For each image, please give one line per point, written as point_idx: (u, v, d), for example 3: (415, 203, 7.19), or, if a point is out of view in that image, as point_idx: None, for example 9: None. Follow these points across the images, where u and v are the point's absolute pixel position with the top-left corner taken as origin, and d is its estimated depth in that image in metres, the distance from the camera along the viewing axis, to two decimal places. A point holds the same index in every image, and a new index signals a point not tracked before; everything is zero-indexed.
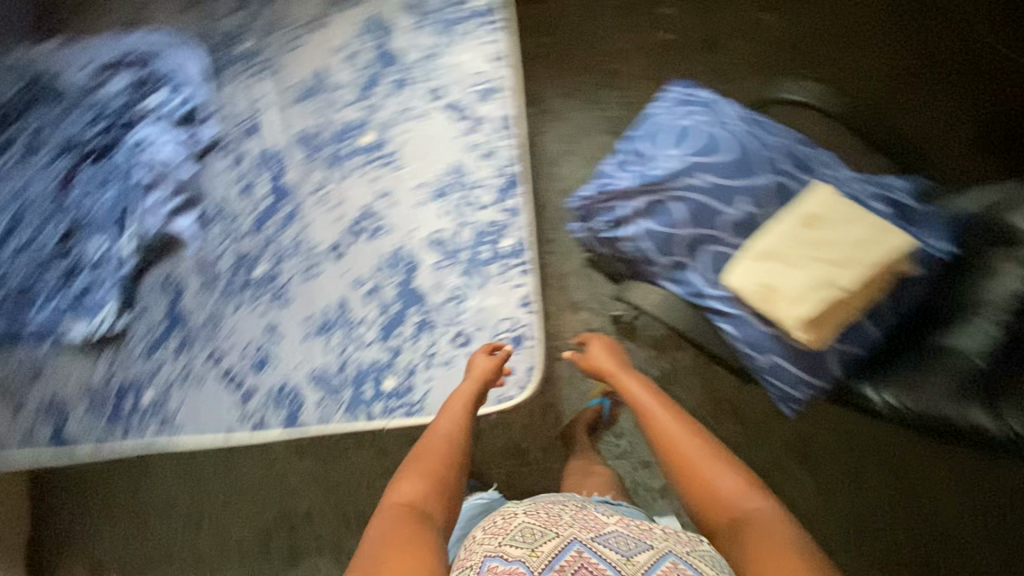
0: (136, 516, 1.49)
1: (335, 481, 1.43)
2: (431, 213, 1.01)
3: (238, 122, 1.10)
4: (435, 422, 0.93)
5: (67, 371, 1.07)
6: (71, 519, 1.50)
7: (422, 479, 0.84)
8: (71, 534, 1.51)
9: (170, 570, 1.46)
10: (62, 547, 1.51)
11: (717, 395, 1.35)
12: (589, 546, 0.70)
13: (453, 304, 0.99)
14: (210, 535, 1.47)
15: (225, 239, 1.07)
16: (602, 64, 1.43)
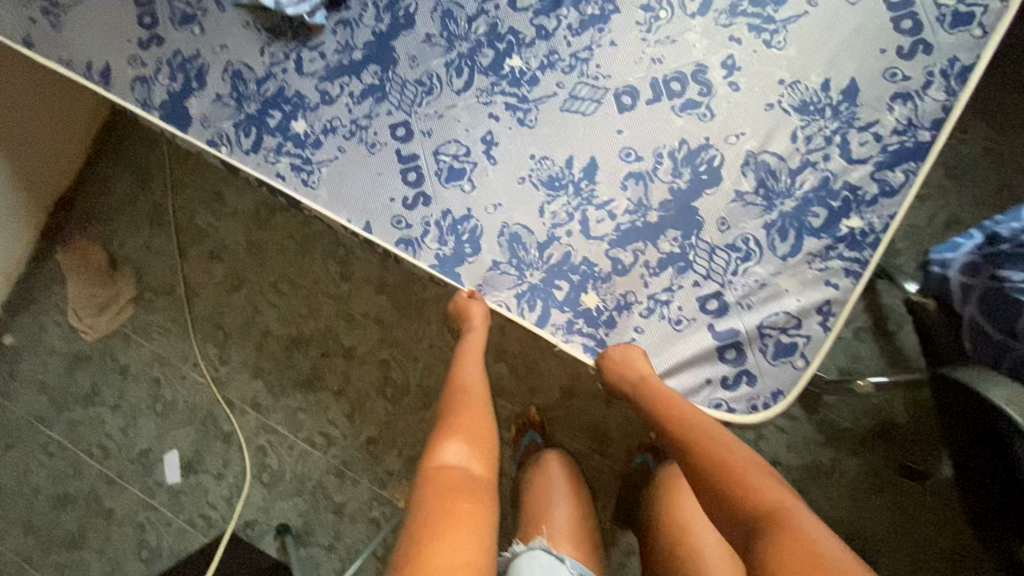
0: (187, 234, 1.31)
1: (398, 339, 1.22)
2: (776, 125, 0.69)
3: None
4: (464, 396, 0.75)
5: (228, 37, 0.82)
6: (121, 197, 1.33)
7: (469, 445, 0.67)
8: (111, 210, 1.34)
9: (188, 309, 1.29)
10: (99, 214, 1.34)
11: (855, 529, 1.05)
12: None
13: (730, 257, 0.69)
14: (242, 302, 1.29)
15: (494, 1, 0.78)
16: (996, 91, 1.06)
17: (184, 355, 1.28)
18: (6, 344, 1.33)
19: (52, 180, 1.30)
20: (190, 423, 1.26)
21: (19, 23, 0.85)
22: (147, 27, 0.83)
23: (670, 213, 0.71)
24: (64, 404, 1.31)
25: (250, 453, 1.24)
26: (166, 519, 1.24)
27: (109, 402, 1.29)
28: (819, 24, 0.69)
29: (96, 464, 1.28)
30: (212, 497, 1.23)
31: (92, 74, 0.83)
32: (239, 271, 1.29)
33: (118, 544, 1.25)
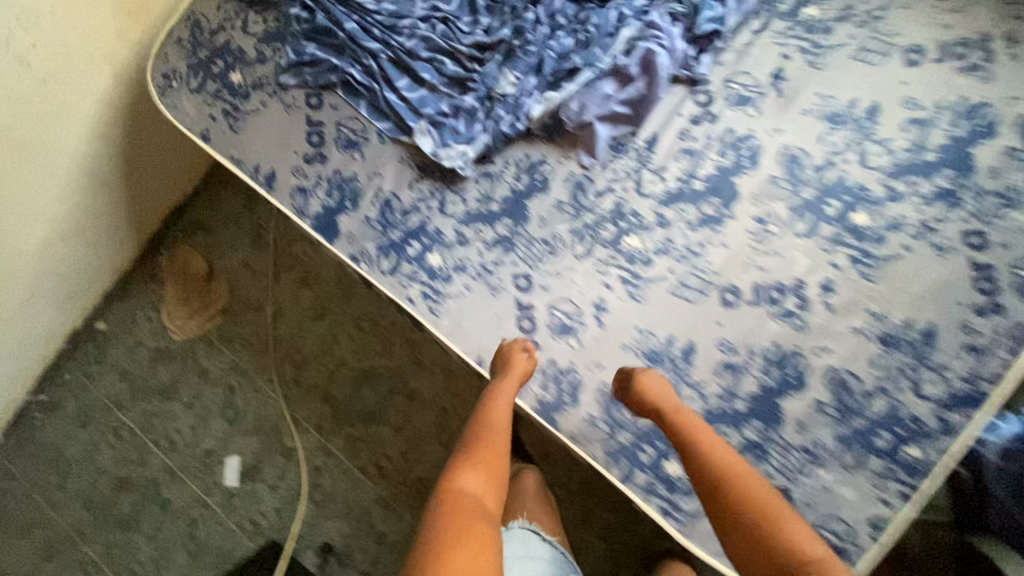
0: (282, 262, 1.36)
1: (461, 391, 1.28)
2: (861, 349, 0.79)
3: (740, 84, 0.87)
4: (493, 436, 0.73)
5: (383, 169, 0.93)
6: (225, 218, 1.39)
7: (485, 477, 0.66)
8: (213, 229, 1.39)
9: (269, 334, 1.35)
10: (203, 226, 1.39)
11: None
12: None
13: (801, 456, 0.79)
14: (321, 335, 1.34)
15: (626, 184, 0.88)
16: None
17: (260, 370, 1.34)
18: (97, 329, 1.39)
19: (170, 192, 1.34)
20: (256, 433, 1.32)
21: (199, 118, 0.95)
22: (314, 144, 0.93)
23: (755, 407, 0.80)
24: (141, 394, 1.37)
25: (306, 471, 1.29)
26: (217, 519, 1.30)
27: (184, 399, 1.36)
28: (909, 269, 0.79)
29: (161, 456, 1.35)
30: (264, 505, 1.30)
31: (258, 175, 0.94)
32: (324, 302, 1.35)
33: (168, 533, 1.31)
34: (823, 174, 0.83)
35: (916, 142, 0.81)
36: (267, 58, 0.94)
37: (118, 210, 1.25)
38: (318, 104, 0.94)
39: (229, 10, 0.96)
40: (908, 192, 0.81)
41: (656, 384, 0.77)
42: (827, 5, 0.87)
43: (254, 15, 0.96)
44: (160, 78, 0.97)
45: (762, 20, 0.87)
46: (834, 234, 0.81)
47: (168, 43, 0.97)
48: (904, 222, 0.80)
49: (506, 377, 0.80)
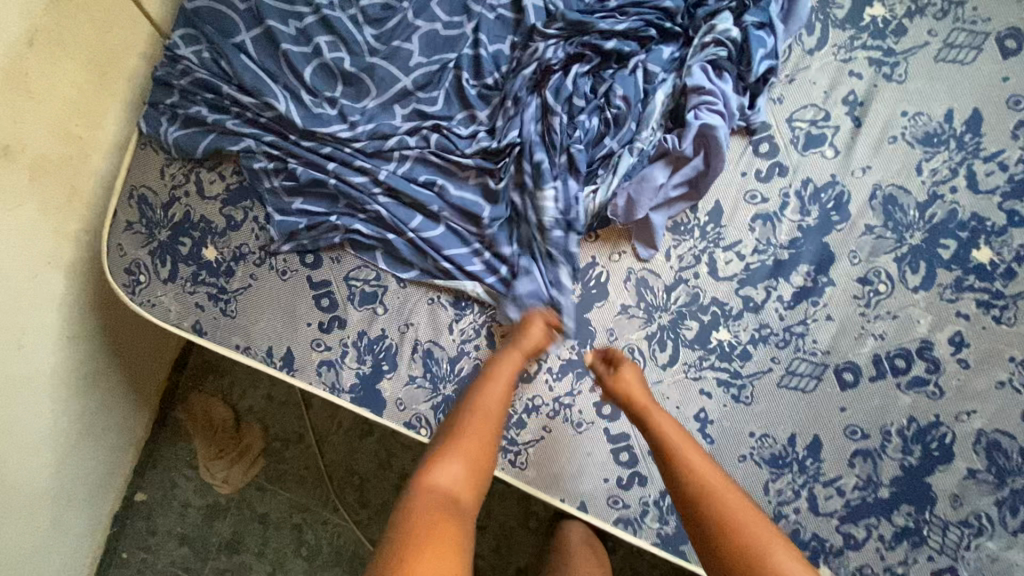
0: None
1: None
2: (1012, 403, 0.70)
3: (805, 121, 0.73)
4: (480, 422, 0.64)
5: (412, 316, 0.79)
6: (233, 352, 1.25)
7: (468, 475, 0.60)
8: (224, 367, 1.26)
9: (318, 462, 1.25)
10: (212, 369, 1.26)
11: None
12: None
13: (967, 534, 0.70)
14: (374, 450, 1.24)
15: (698, 268, 0.75)
16: None
17: (321, 501, 1.25)
18: (137, 501, 1.29)
19: (166, 345, 1.20)
20: (337, 565, 1.25)
21: (184, 309, 0.81)
22: (326, 308, 0.79)
23: (903, 490, 0.71)
24: (206, 554, 1.28)
25: None
26: None
27: (253, 548, 1.27)
28: None
29: None
30: None
31: (272, 358, 0.80)
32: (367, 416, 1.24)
33: None
34: (928, 211, 0.70)
35: None
36: (241, 221, 0.79)
37: (123, 388, 1.11)
38: (316, 260, 0.79)
39: (178, 173, 0.79)
40: None
41: (634, 370, 0.71)
42: (892, 0, 0.72)
43: (209, 172, 0.79)
44: (122, 273, 0.81)
45: (812, 39, 0.73)
46: (956, 280, 0.69)
47: (117, 229, 0.81)
48: None
49: (509, 351, 0.71)
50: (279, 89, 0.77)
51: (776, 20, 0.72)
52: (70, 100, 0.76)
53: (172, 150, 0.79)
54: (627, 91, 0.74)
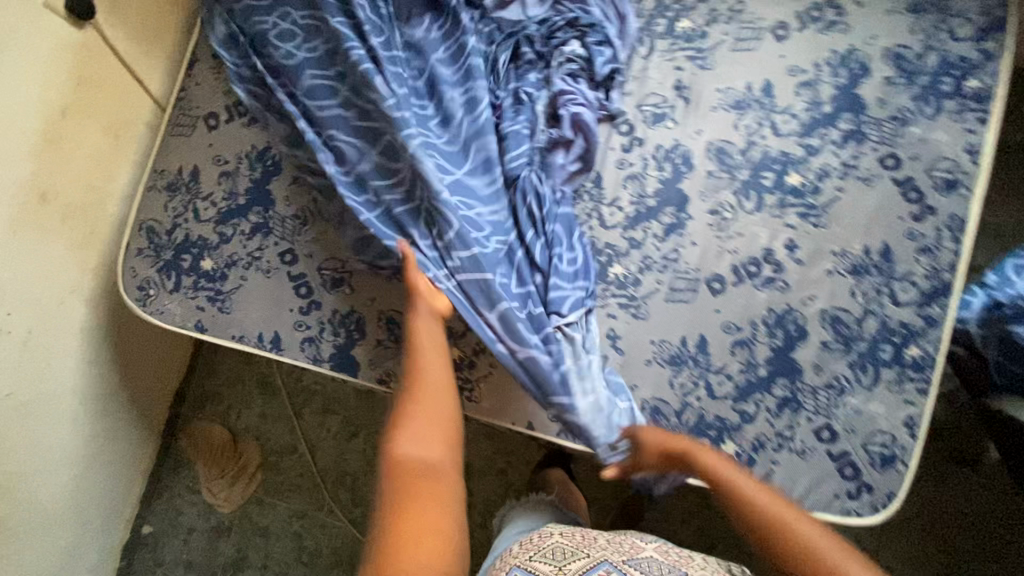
0: (298, 397, 1.39)
1: (511, 448, 1.32)
2: (842, 286, 0.90)
3: (649, 104, 0.98)
4: (421, 391, 0.82)
5: (374, 292, 0.98)
6: (227, 379, 1.40)
7: (425, 436, 0.77)
8: (220, 394, 1.40)
9: (313, 469, 1.37)
10: (209, 397, 1.40)
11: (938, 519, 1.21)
12: (618, 567, 0.75)
13: (831, 394, 0.88)
14: (362, 450, 1.37)
15: (591, 222, 0.97)
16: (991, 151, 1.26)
17: (318, 506, 1.36)
18: (146, 534, 1.38)
19: (166, 379, 1.35)
20: (338, 566, 1.33)
21: (188, 312, 0.99)
22: (304, 295, 0.98)
23: (776, 367, 0.90)
24: None
25: None
26: None
27: (257, 564, 1.36)
28: (851, 205, 0.91)
29: None
30: None
31: (263, 342, 0.98)
32: (352, 419, 1.38)
33: None
34: (749, 154, 0.94)
35: (812, 101, 0.93)
36: (231, 236, 0.99)
37: (130, 417, 1.25)
38: (292, 258, 0.99)
39: (177, 205, 1.00)
40: (821, 143, 0.92)
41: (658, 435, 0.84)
42: (696, 15, 1.00)
43: (202, 201, 1.00)
44: (136, 290, 1.00)
45: (644, 47, 1.00)
46: (779, 200, 0.92)
47: (129, 256, 1.00)
48: (830, 169, 0.92)
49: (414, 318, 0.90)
50: (254, 132, 1.01)
51: (615, 38, 0.99)
52: (91, 158, 0.98)
53: (172, 188, 1.00)
54: (515, 100, 0.99)
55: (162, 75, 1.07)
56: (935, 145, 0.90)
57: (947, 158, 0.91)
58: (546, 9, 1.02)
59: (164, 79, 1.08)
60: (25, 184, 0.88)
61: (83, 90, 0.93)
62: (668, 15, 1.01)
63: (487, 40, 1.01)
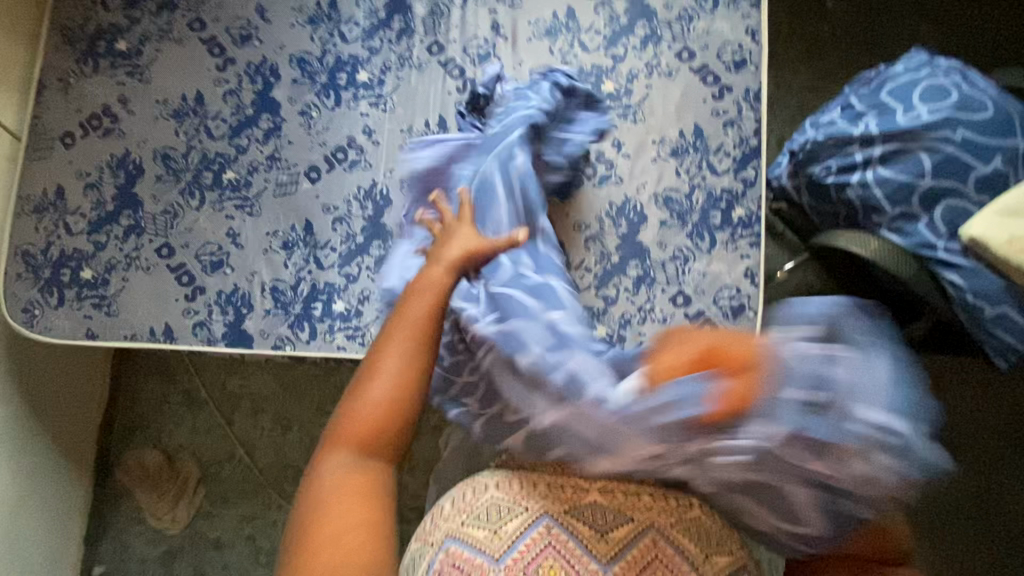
0: (226, 404, 1.41)
1: None
2: (668, 167, 1.00)
3: (472, 47, 1.08)
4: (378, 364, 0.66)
5: (254, 266, 1.03)
6: (151, 403, 1.41)
7: (384, 407, 0.64)
8: (146, 419, 1.41)
9: (254, 470, 1.39)
10: (138, 425, 1.41)
11: None
12: (560, 521, 0.62)
13: (678, 263, 0.98)
14: (298, 439, 1.40)
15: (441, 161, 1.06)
16: (806, 41, 1.40)
17: (266, 505, 1.38)
18: (97, 575, 1.37)
19: (86, 413, 1.35)
20: None
21: (76, 323, 1.01)
22: (187, 283, 1.02)
23: (626, 251, 0.99)
24: None
25: None
26: None
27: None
28: (660, 98, 1.02)
29: None
30: None
31: (156, 335, 1.01)
32: (284, 413, 1.41)
33: None
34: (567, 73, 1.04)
35: (610, 16, 1.05)
36: (106, 243, 1.03)
37: (50, 455, 1.25)
38: (170, 250, 1.03)
39: (48, 224, 1.04)
40: (625, 50, 1.04)
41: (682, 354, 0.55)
42: None
43: (72, 216, 1.04)
44: (21, 314, 1.02)
45: None
46: (599, 106, 1.02)
47: (9, 282, 1.03)
48: (636, 71, 1.03)
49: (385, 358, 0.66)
50: (113, 143, 1.06)
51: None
52: None
53: (40, 210, 1.04)
54: (353, 69, 1.09)
55: (16, 109, 1.11)
56: (719, 34, 1.03)
57: (731, 43, 1.03)
58: None
59: (19, 112, 1.11)
60: None
61: None
62: None
63: (317, 20, 1.10)
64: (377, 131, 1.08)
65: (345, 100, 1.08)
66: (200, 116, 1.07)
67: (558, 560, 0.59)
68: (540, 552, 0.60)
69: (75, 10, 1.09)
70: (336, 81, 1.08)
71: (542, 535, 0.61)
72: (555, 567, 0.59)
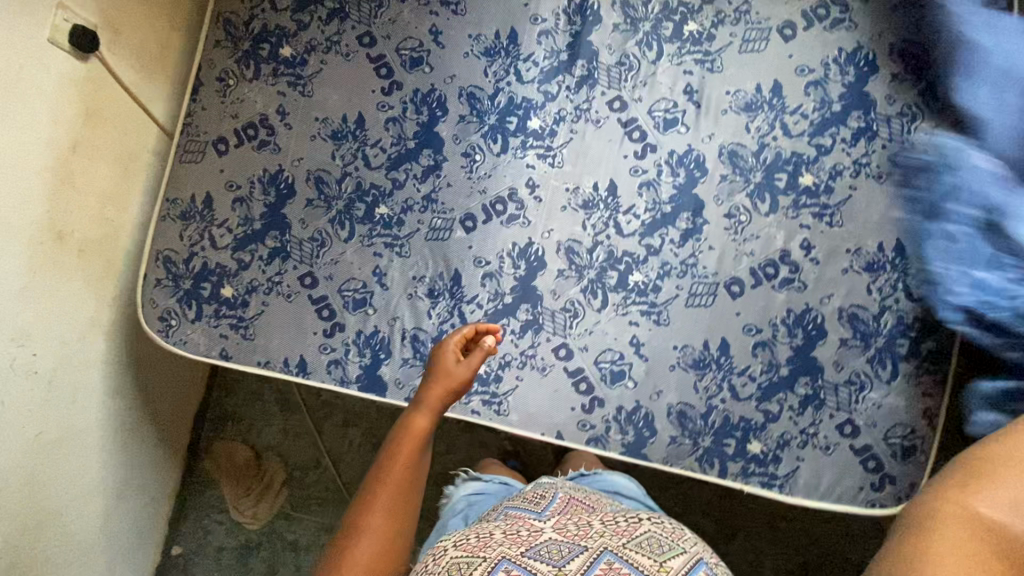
0: (318, 412, 1.40)
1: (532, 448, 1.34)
2: (859, 282, 0.92)
3: (657, 108, 0.98)
4: (397, 491, 0.75)
5: (396, 308, 1.00)
6: (247, 398, 1.42)
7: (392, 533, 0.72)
8: (240, 413, 1.42)
9: (338, 482, 1.38)
10: (230, 417, 1.42)
11: None
12: (519, 563, 0.59)
13: (851, 389, 0.91)
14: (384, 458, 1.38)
15: (606, 227, 0.98)
16: None
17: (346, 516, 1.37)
18: (176, 554, 1.39)
19: (187, 401, 1.36)
20: None
21: (211, 341, 0.99)
22: (327, 318, 0.99)
23: (797, 367, 0.92)
24: None
25: None
26: None
27: None
28: (862, 204, 0.92)
29: None
30: None
31: (290, 367, 0.98)
32: (374, 430, 1.39)
33: None
34: (762, 157, 0.95)
35: (822, 100, 0.94)
36: (250, 262, 0.99)
37: (153, 443, 1.26)
38: (312, 280, 1.00)
39: (193, 233, 1.00)
40: (832, 141, 0.94)
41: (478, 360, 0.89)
42: (701, 17, 0.98)
43: (218, 229, 1.00)
44: (158, 321, 1.00)
45: (652, 49, 0.98)
46: (793, 203, 0.93)
47: (149, 287, 1.00)
48: (841, 168, 0.93)
49: (392, 463, 0.77)
50: (266, 156, 1.00)
51: (617, 47, 1.00)
52: (102, 191, 0.97)
53: (187, 217, 1.00)
54: (525, 114, 1.00)
55: (166, 100, 1.06)
56: None
57: None
58: (550, 20, 1.02)
59: (170, 103, 1.07)
60: (43, 226, 0.87)
61: (90, 122, 0.92)
62: (673, 16, 0.99)
63: (492, 55, 1.01)
64: (539, 184, 1.00)
65: (512, 146, 1.00)
66: (358, 143, 1.01)
67: None
68: None
69: (241, 5, 1.02)
70: (505, 124, 1.01)
71: (605, 570, 0.58)
72: None
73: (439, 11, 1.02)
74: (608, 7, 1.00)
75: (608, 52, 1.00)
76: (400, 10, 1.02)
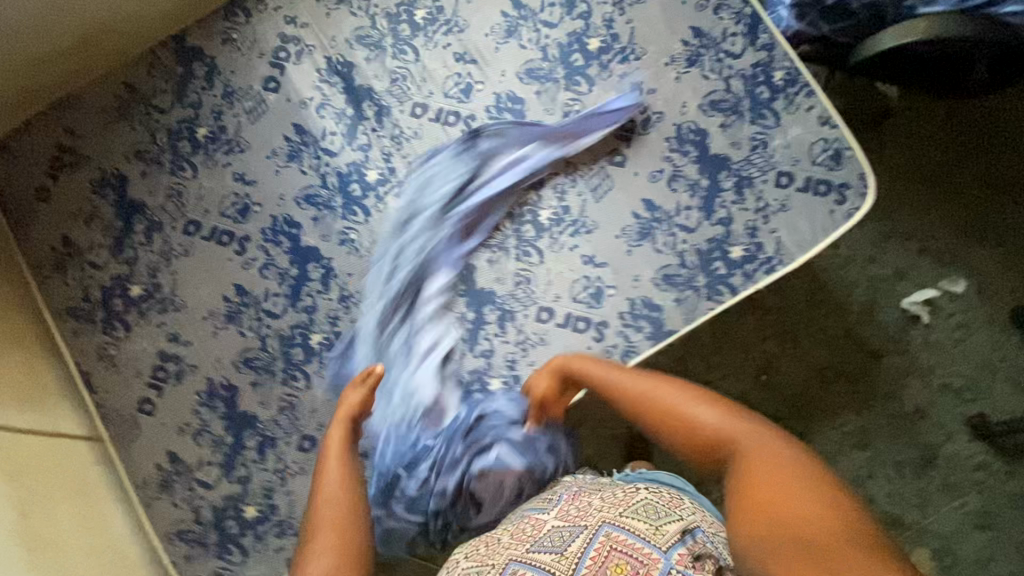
0: None
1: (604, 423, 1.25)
2: (694, 78, 0.99)
3: (449, 86, 1.04)
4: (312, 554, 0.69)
5: (394, 399, 0.99)
6: None
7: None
8: None
9: None
10: None
11: (905, 163, 1.35)
12: (616, 527, 0.62)
13: (760, 151, 0.96)
14: None
15: (491, 201, 1.01)
16: None
17: None
18: None
19: None
20: None
21: (272, 561, 0.95)
22: None
23: (709, 170, 0.97)
24: None
25: None
26: None
27: None
28: (645, 26, 1.00)
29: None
30: None
31: None
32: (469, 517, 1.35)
33: None
34: (551, 55, 1.02)
35: None
36: (249, 473, 0.96)
37: None
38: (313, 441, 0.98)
39: (183, 493, 0.96)
40: (587, 5, 1.02)
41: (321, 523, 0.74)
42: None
43: (199, 469, 0.96)
44: None
45: (408, 50, 1.05)
46: (600, 66, 1.00)
47: (183, 567, 0.95)
48: (610, 15, 1.01)
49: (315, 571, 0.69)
50: (190, 381, 0.99)
51: (381, 70, 1.05)
52: (81, 526, 0.90)
53: (168, 484, 0.96)
54: (358, 172, 1.03)
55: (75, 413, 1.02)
56: None
57: None
58: (314, 92, 1.05)
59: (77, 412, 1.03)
60: None
61: None
62: (400, 16, 1.06)
63: (295, 154, 1.04)
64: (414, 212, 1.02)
65: (370, 204, 1.03)
66: (252, 306, 1.00)
67: (624, 557, 0.59)
68: (606, 557, 0.60)
69: (70, 287, 1.02)
70: (349, 193, 1.03)
71: (602, 543, 0.61)
72: (623, 565, 0.59)
73: (228, 157, 1.04)
74: (348, 46, 1.06)
75: (377, 80, 1.05)
76: (197, 182, 1.04)
